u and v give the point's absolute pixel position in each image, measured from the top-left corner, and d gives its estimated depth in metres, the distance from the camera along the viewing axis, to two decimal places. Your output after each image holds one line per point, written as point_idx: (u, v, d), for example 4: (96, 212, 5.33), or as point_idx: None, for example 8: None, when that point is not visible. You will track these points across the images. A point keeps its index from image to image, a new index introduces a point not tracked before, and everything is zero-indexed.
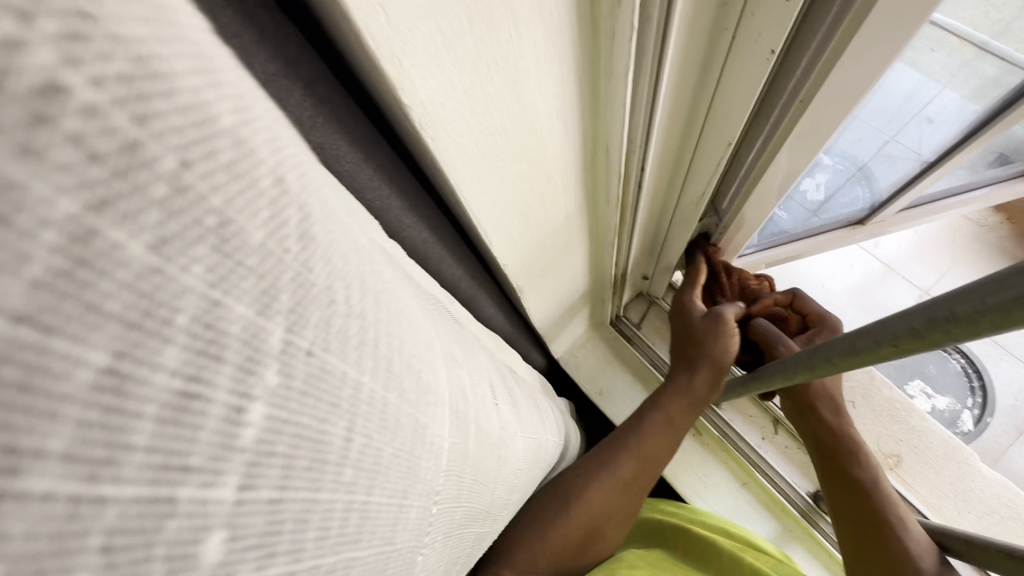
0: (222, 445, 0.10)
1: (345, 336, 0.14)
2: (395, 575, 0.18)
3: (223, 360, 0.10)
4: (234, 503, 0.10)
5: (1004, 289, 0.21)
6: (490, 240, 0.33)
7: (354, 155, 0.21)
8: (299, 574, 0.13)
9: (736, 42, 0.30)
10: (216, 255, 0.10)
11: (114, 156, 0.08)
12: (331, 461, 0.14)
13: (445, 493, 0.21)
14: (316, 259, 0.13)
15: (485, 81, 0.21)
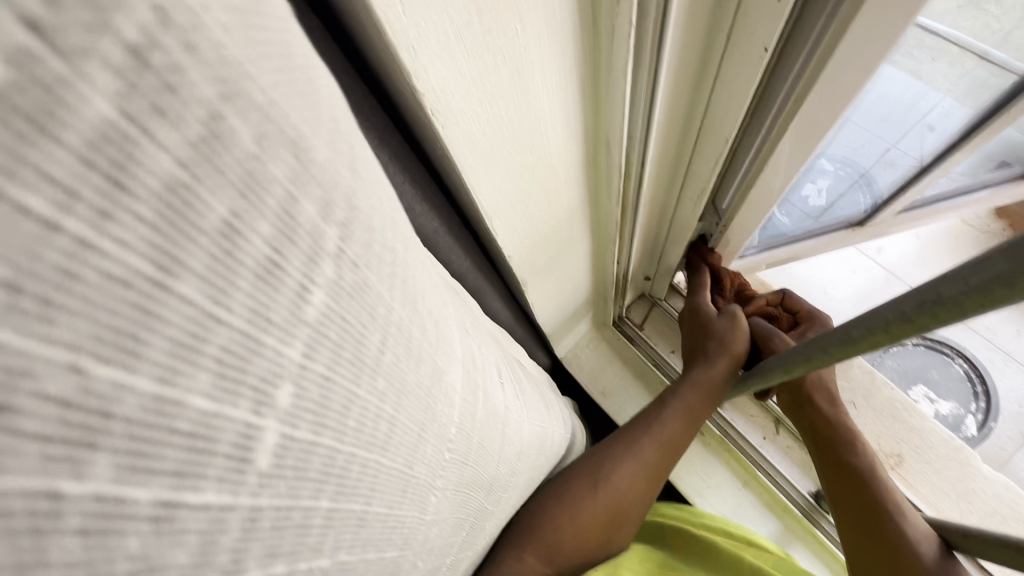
0: (291, 315, 0.12)
1: (381, 269, 0.15)
2: (412, 501, 0.19)
3: (296, 244, 0.11)
4: (296, 370, 0.12)
5: (982, 270, 0.22)
6: (496, 231, 0.34)
7: (373, 140, 0.22)
8: (339, 457, 0.14)
9: (733, 40, 0.32)
10: (282, 193, 0.11)
11: (214, 104, 0.09)
12: (368, 362, 0.15)
13: (456, 446, 0.22)
14: (359, 198, 0.14)
15: (491, 71, 0.22)
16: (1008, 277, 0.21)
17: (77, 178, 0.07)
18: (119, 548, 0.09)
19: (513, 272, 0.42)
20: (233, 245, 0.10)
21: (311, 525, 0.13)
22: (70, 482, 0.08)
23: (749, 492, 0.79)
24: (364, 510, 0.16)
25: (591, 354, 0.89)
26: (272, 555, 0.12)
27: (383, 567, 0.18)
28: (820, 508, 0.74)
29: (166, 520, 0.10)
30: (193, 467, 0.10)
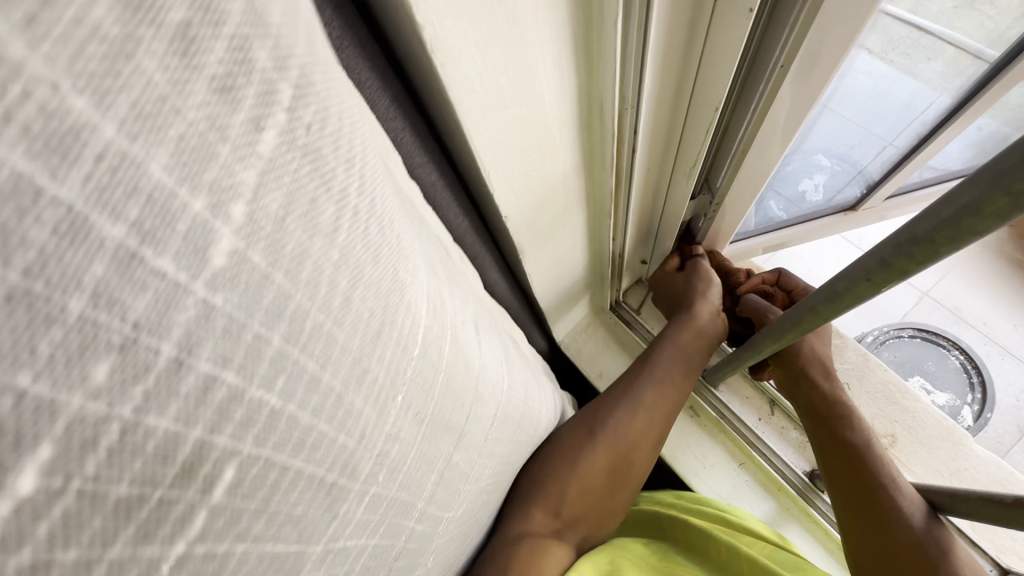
0: (245, 139, 0.13)
1: (337, 143, 0.16)
2: (370, 400, 0.20)
3: (250, 79, 0.13)
4: (249, 194, 0.13)
5: (947, 205, 0.24)
6: (493, 188, 0.36)
7: (373, 80, 0.24)
8: (290, 304, 0.15)
9: (720, 4, 0.33)
10: (227, 43, 0.12)
11: None
12: (323, 228, 0.16)
13: (418, 370, 0.23)
14: (315, 73, 0.15)
15: (488, 16, 0.24)
16: (976, 205, 0.22)
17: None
18: (83, 271, 0.10)
19: (512, 237, 0.44)
20: (190, 47, 0.11)
21: (262, 356, 0.15)
22: (47, 178, 0.10)
23: (744, 472, 0.79)
24: (318, 372, 0.17)
25: (588, 337, 0.90)
26: (224, 363, 0.14)
27: (335, 459, 0.19)
28: (815, 486, 0.75)
29: (123, 275, 0.11)
30: (153, 228, 0.11)
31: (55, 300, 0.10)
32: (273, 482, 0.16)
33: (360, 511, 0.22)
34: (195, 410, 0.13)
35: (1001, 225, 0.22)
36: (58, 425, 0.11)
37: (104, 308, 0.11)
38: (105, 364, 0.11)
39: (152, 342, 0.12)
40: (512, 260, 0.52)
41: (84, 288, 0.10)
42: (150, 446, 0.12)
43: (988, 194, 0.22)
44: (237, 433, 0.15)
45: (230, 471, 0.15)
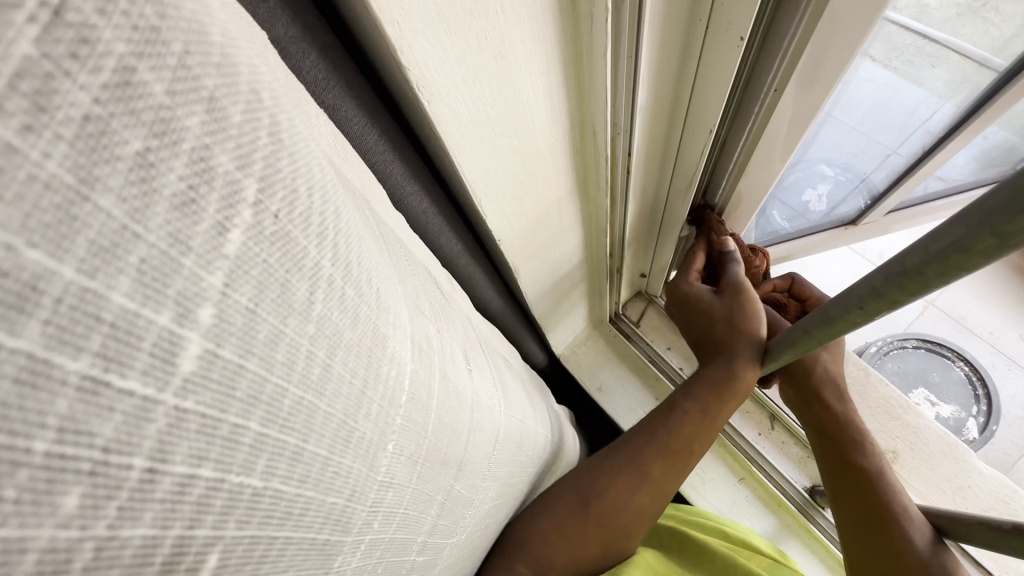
0: (209, 247, 0.13)
1: (307, 225, 0.16)
2: (359, 456, 0.20)
3: (213, 187, 0.13)
4: (217, 295, 0.13)
5: (939, 240, 0.24)
6: (486, 213, 0.36)
7: (360, 118, 0.24)
8: (265, 388, 0.15)
9: (711, 30, 0.33)
10: (195, 141, 0.12)
11: (126, 60, 0.10)
12: (296, 306, 0.16)
13: (408, 415, 0.23)
14: (282, 158, 0.15)
15: (474, 52, 0.24)
16: (964, 242, 0.22)
17: (2, 98, 0.09)
18: (66, 367, 0.11)
19: (506, 258, 0.44)
20: (150, 173, 0.11)
21: (239, 445, 0.15)
22: (5, 336, 0.09)
23: (744, 488, 0.79)
24: (299, 446, 0.17)
25: (586, 351, 0.90)
26: (199, 462, 0.14)
27: (328, 515, 0.20)
28: (815, 503, 0.74)
29: (93, 394, 0.11)
30: (117, 354, 0.11)
31: (19, 446, 0.10)
32: (259, 554, 0.17)
33: (353, 560, 0.22)
34: (169, 514, 0.13)
35: (987, 263, 0.22)
36: (27, 560, 0.10)
37: (70, 442, 0.11)
38: (74, 495, 0.11)
39: (123, 461, 0.12)
40: (506, 276, 0.51)
41: (68, 383, 0.11)
42: (126, 557, 0.12)
43: (974, 232, 0.22)
44: (218, 522, 0.15)
45: (215, 556, 0.15)
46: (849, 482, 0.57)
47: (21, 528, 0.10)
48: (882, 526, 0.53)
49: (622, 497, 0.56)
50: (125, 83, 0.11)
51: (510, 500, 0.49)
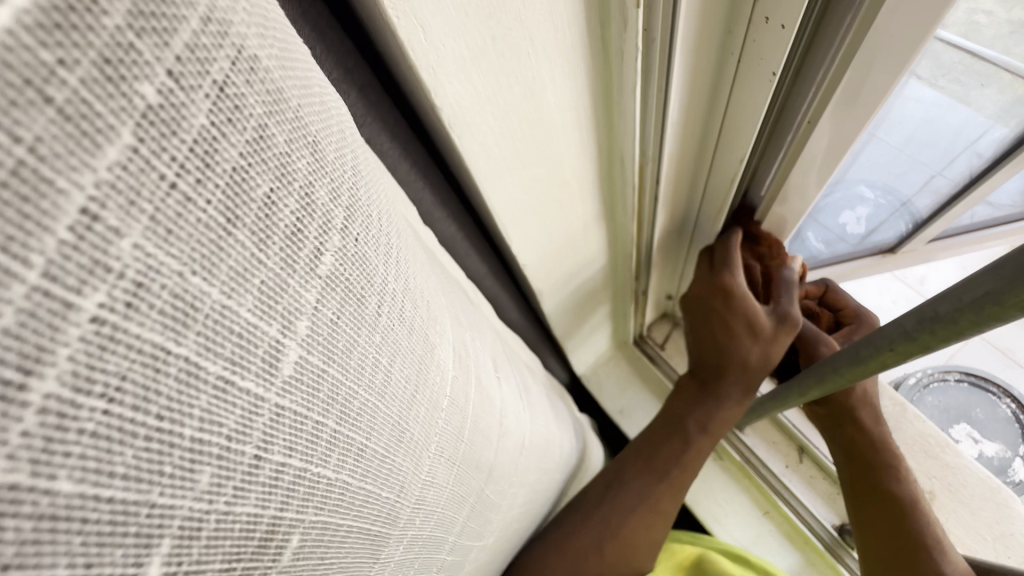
0: (309, 265, 0.15)
1: (376, 245, 0.18)
2: (407, 455, 0.22)
3: (313, 220, 0.15)
4: (312, 309, 0.15)
5: (975, 287, 0.23)
6: (510, 236, 0.36)
7: (395, 151, 0.25)
8: (342, 389, 0.17)
9: (743, 63, 0.33)
10: (301, 182, 0.14)
11: (260, 118, 0.13)
12: (365, 318, 0.18)
13: (448, 418, 0.25)
14: (359, 190, 0.17)
15: (505, 91, 0.25)
16: (996, 295, 0.22)
17: (183, 158, 0.11)
18: (203, 366, 0.12)
19: (530, 282, 0.46)
20: (274, 210, 0.13)
21: (319, 438, 0.16)
22: (172, 342, 0.11)
23: (769, 522, 0.77)
24: (363, 443, 0.18)
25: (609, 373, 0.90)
26: (291, 453, 0.15)
27: (380, 509, 0.21)
28: (845, 544, 0.71)
29: (226, 390, 0.13)
30: (247, 356, 0.13)
31: (174, 430, 0.12)
32: (331, 535, 0.18)
33: (397, 553, 0.24)
34: (270, 496, 0.15)
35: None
36: (173, 526, 0.12)
37: (207, 429, 0.12)
38: (206, 473, 0.13)
39: (240, 446, 0.13)
40: (529, 296, 0.52)
41: (211, 377, 0.12)
42: (237, 530, 0.14)
43: (1007, 287, 0.21)
44: (299, 508, 0.16)
45: (296, 539, 0.16)
46: (878, 507, 0.55)
47: (170, 497, 0.12)
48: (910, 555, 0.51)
49: (639, 525, 0.57)
50: (261, 136, 0.13)
51: (538, 507, 0.50)
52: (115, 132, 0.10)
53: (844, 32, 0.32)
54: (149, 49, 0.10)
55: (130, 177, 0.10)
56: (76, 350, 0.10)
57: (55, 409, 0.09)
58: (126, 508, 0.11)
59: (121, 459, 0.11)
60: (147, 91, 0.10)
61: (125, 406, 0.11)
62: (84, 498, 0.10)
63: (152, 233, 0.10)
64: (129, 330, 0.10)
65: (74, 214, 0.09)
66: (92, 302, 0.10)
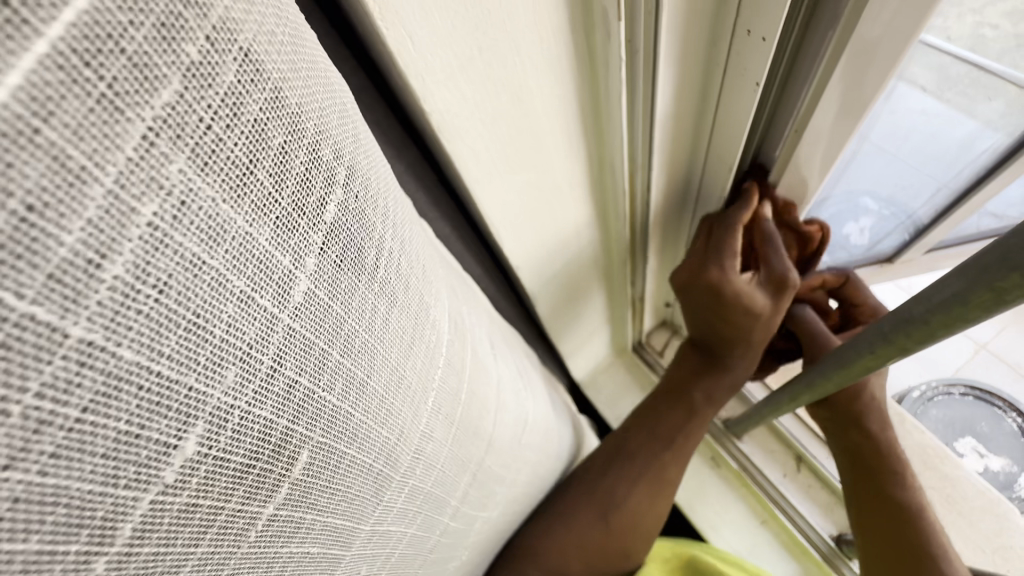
0: (314, 213, 0.16)
1: (375, 205, 0.20)
2: (406, 401, 0.23)
3: (319, 172, 0.16)
4: (318, 248, 0.17)
5: (943, 289, 0.24)
6: (502, 239, 0.37)
7: (391, 152, 0.26)
8: (344, 326, 0.19)
9: (727, 75, 0.34)
10: (313, 137, 0.16)
11: (276, 82, 0.14)
12: (365, 267, 0.19)
13: (445, 377, 0.26)
14: (360, 155, 0.19)
15: (492, 97, 0.26)
16: (964, 296, 0.23)
17: (211, 105, 0.13)
18: (231, 279, 0.14)
19: (522, 281, 0.46)
20: (288, 158, 0.15)
21: (325, 365, 0.18)
22: (208, 255, 0.13)
23: (766, 530, 0.77)
24: (365, 378, 0.20)
25: (607, 378, 0.90)
26: (301, 373, 0.17)
27: (381, 448, 0.22)
28: (841, 554, 0.71)
29: (251, 302, 0.15)
30: (265, 280, 0.15)
31: (207, 328, 0.14)
32: (338, 460, 0.20)
33: (399, 499, 0.26)
34: (283, 406, 0.17)
35: (990, 316, 0.23)
36: (206, 411, 0.15)
37: (233, 335, 0.15)
38: (232, 372, 0.15)
39: (258, 356, 0.16)
40: (524, 296, 0.53)
41: (238, 290, 0.14)
42: (255, 430, 0.16)
43: (975, 285, 0.22)
44: (308, 424, 0.18)
45: (304, 452, 0.18)
46: (883, 514, 0.55)
47: (203, 385, 0.14)
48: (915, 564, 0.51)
49: (637, 517, 0.58)
50: (276, 98, 0.14)
51: (536, 493, 0.51)
52: (165, 80, 0.12)
53: (825, 41, 0.33)
54: (193, 18, 0.12)
55: (177, 116, 0.12)
56: (135, 246, 0.12)
57: (121, 287, 0.12)
58: (168, 385, 0.13)
59: (167, 341, 0.13)
60: (191, 50, 0.12)
61: (171, 300, 0.13)
62: (140, 366, 0.13)
63: (193, 161, 0.13)
64: (174, 239, 0.13)
65: (138, 137, 0.11)
66: (149, 211, 0.12)
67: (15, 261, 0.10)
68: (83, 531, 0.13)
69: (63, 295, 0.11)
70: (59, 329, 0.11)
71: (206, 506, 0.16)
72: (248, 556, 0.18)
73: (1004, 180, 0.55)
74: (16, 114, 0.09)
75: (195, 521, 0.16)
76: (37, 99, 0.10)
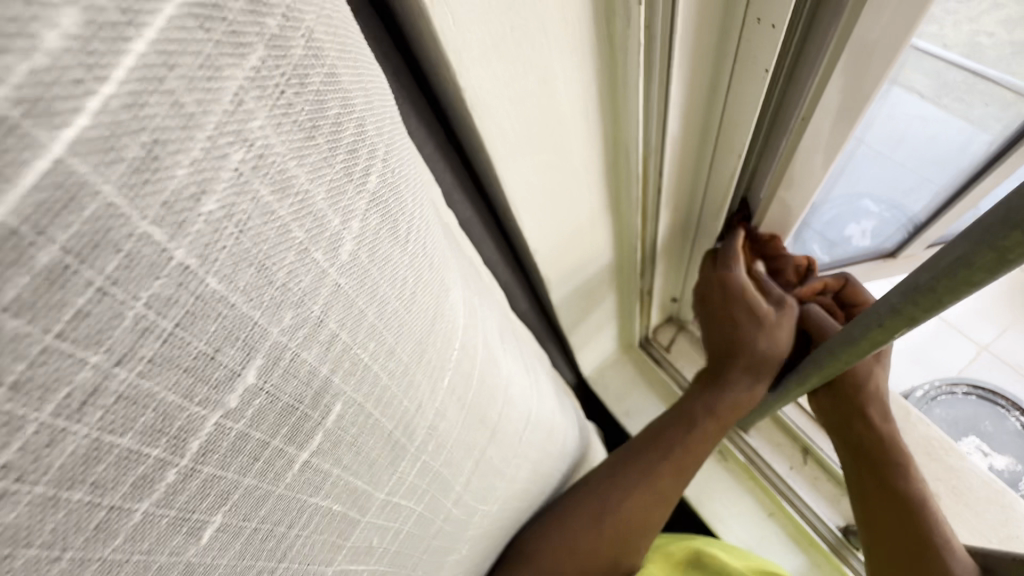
0: (360, 176, 0.16)
1: (407, 181, 0.20)
2: (424, 375, 0.23)
3: (363, 145, 0.16)
4: (361, 212, 0.17)
5: (948, 254, 0.25)
6: (523, 221, 0.39)
7: (420, 132, 0.28)
8: (378, 291, 0.18)
9: (739, 63, 0.36)
10: (360, 112, 0.16)
11: (334, 61, 0.15)
12: (399, 236, 0.19)
13: (458, 362, 0.26)
14: (394, 134, 0.19)
15: (521, 78, 0.28)
16: (968, 258, 0.24)
17: (284, 77, 0.13)
18: (290, 232, 0.14)
19: (540, 268, 0.47)
20: (340, 129, 0.15)
21: (362, 324, 0.18)
22: (275, 204, 0.14)
23: (774, 523, 0.77)
24: (393, 344, 0.20)
25: (614, 375, 0.91)
26: (342, 327, 0.17)
27: (399, 417, 0.22)
28: (850, 545, 0.71)
29: (307, 254, 0.15)
30: (319, 234, 0.15)
31: (270, 269, 0.14)
32: (362, 421, 0.20)
33: (411, 475, 0.25)
34: (328, 354, 0.17)
35: (993, 277, 0.24)
36: (264, 348, 0.15)
37: (289, 282, 0.15)
38: (287, 315, 0.15)
39: (310, 303, 0.16)
40: (537, 286, 0.54)
41: (297, 240, 0.15)
42: (300, 376, 0.16)
43: (978, 247, 0.23)
44: (344, 379, 0.18)
45: (337, 407, 0.18)
46: (886, 504, 0.56)
47: (266, 321, 0.14)
48: (922, 553, 0.52)
49: (636, 508, 0.57)
50: (332, 75, 0.15)
51: (539, 491, 0.51)
52: (249, 48, 0.12)
53: (831, 33, 0.34)
54: (269, 2, 0.12)
55: (259, 81, 0.13)
56: (227, 185, 0.12)
57: (213, 223, 0.12)
58: (239, 317, 0.14)
59: (242, 277, 0.13)
60: (270, 23, 0.13)
61: (246, 240, 0.13)
62: (221, 293, 0.13)
63: (270, 121, 0.13)
64: (254, 187, 0.13)
65: (229, 99, 0.12)
66: (232, 164, 0.12)
67: (142, 186, 0.11)
68: (162, 436, 0.13)
69: (173, 220, 0.12)
70: (167, 250, 0.12)
71: (255, 441, 0.16)
72: (282, 500, 0.18)
73: (1001, 174, 0.57)
74: (143, 74, 0.10)
75: (246, 453, 0.16)
76: (154, 69, 0.10)
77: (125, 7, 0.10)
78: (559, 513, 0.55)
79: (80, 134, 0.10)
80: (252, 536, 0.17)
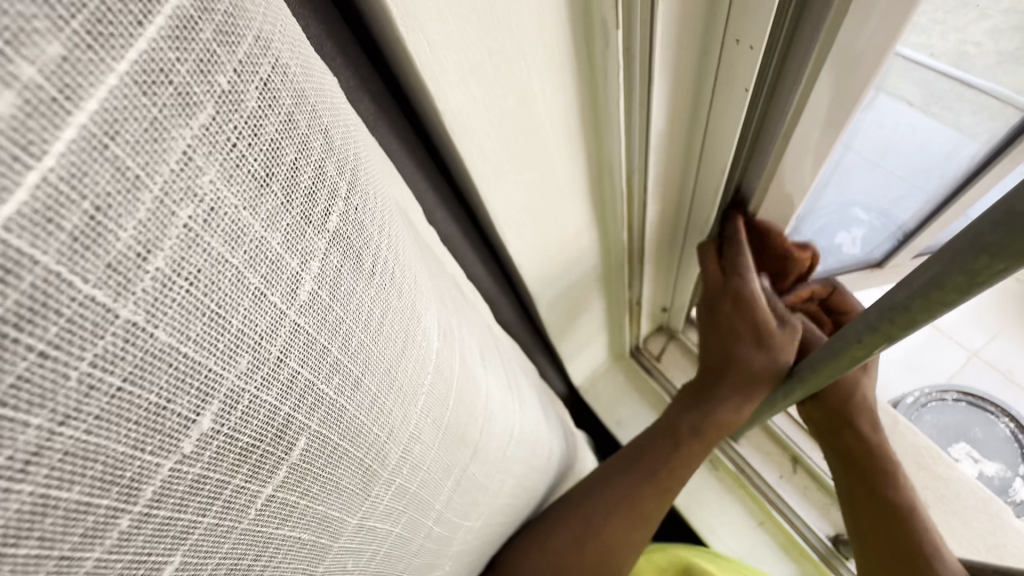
0: (319, 219, 0.17)
1: (374, 215, 0.20)
2: (395, 403, 0.23)
3: (324, 186, 0.17)
4: (322, 253, 0.17)
5: (920, 276, 0.26)
6: (507, 238, 0.39)
7: (402, 152, 0.28)
8: (342, 326, 0.18)
9: (719, 82, 0.36)
10: (322, 154, 0.16)
11: (292, 107, 0.15)
12: (365, 271, 0.19)
13: (433, 384, 0.26)
14: (362, 168, 0.19)
15: (500, 100, 0.28)
16: (939, 279, 0.24)
17: (239, 128, 0.13)
18: (247, 278, 0.15)
19: (525, 282, 0.48)
20: (297, 174, 0.15)
21: (325, 361, 0.18)
22: (229, 253, 0.14)
23: (764, 532, 0.78)
24: (359, 376, 0.20)
25: (605, 383, 0.91)
26: (304, 366, 0.17)
27: (370, 446, 0.22)
28: (838, 553, 0.71)
29: (264, 298, 0.15)
30: (276, 277, 0.15)
31: (226, 318, 0.14)
32: (330, 453, 0.20)
33: (388, 494, 0.25)
34: (288, 394, 0.17)
35: (964, 299, 0.24)
36: (219, 394, 0.15)
37: (246, 328, 0.15)
38: (244, 360, 0.15)
39: (267, 346, 0.16)
40: (524, 299, 0.54)
41: (253, 285, 0.15)
42: (259, 417, 0.16)
43: (951, 269, 0.24)
44: (308, 415, 0.18)
45: (303, 442, 0.18)
46: (875, 515, 0.56)
47: (222, 369, 0.15)
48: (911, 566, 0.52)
49: (617, 528, 0.57)
50: (288, 121, 0.15)
51: (525, 504, 0.51)
52: (197, 106, 0.12)
53: (811, 46, 0.34)
54: (225, 55, 0.13)
55: (211, 137, 0.13)
56: (173, 245, 0.12)
57: (160, 280, 0.12)
58: (192, 367, 0.14)
59: (195, 328, 0.14)
60: (221, 80, 0.13)
61: (199, 292, 0.13)
62: (169, 349, 0.13)
63: (224, 173, 0.13)
64: (204, 241, 0.13)
65: (178, 156, 0.12)
66: (185, 215, 0.13)
67: (84, 253, 0.11)
68: (113, 487, 0.13)
69: (118, 281, 0.12)
70: (111, 311, 0.12)
71: (212, 483, 0.16)
72: (246, 535, 0.18)
73: (990, 180, 0.56)
74: (95, 132, 0.11)
75: (205, 492, 0.16)
76: (108, 122, 0.11)
77: (65, 85, 0.10)
78: (548, 523, 0.56)
79: (29, 197, 0.10)
80: (215, 571, 0.17)
